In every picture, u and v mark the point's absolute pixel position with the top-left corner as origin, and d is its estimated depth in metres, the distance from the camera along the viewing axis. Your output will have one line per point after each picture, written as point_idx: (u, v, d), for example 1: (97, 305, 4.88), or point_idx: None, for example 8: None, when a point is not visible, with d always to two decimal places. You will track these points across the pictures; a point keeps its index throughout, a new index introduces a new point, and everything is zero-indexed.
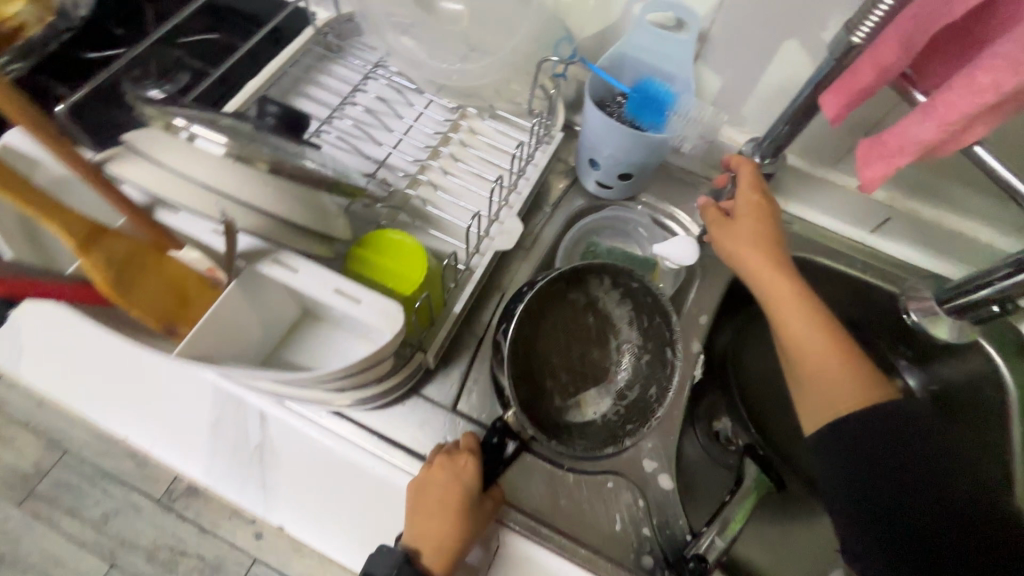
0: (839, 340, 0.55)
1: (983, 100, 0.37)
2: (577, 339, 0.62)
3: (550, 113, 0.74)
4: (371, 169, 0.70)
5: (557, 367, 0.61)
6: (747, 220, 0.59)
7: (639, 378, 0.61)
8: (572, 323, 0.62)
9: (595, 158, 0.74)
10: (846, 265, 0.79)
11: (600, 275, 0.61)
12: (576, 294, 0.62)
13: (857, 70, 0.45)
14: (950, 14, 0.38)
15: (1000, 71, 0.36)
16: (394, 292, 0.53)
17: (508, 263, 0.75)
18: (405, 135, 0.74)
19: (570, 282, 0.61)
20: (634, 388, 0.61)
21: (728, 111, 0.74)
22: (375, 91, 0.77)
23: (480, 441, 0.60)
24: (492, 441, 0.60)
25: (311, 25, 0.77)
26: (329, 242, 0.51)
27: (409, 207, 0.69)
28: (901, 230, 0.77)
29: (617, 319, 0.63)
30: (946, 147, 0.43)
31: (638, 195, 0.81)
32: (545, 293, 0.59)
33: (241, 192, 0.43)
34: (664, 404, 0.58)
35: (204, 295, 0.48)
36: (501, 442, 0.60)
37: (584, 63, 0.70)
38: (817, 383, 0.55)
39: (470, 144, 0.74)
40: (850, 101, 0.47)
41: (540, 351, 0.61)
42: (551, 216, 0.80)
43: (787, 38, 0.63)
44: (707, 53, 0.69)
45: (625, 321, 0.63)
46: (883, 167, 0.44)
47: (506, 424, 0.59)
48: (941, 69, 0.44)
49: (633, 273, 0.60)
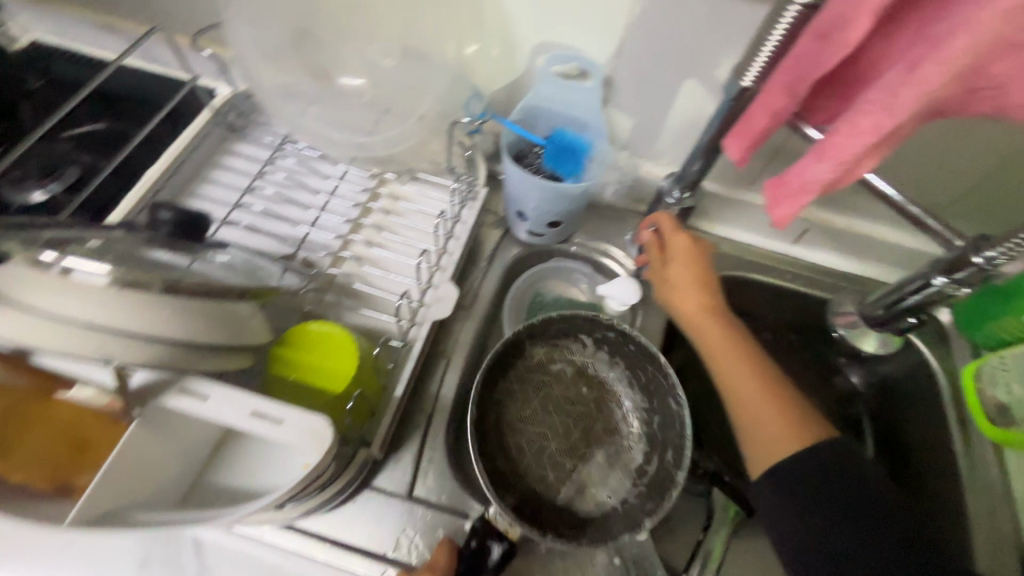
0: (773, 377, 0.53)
1: (868, 141, 0.39)
2: (574, 410, 0.66)
3: (471, 170, 0.74)
4: (291, 253, 0.67)
5: (560, 455, 0.64)
6: (677, 263, 0.59)
7: (655, 446, 0.64)
8: (567, 395, 0.67)
9: (522, 210, 0.74)
10: (775, 277, 0.83)
11: (579, 338, 0.69)
12: (563, 365, 0.68)
13: (751, 115, 0.47)
14: (823, 64, 0.40)
15: (877, 116, 0.38)
16: (324, 392, 0.50)
17: (449, 326, 0.73)
18: (323, 211, 0.71)
19: (545, 349, 0.68)
20: (652, 461, 0.63)
21: (644, 147, 0.76)
22: (286, 167, 0.74)
23: (458, 547, 0.56)
24: (472, 545, 0.55)
25: (208, 106, 0.73)
26: (244, 351, 0.49)
27: (335, 286, 0.66)
28: (819, 239, 0.81)
29: (612, 384, 0.68)
30: (843, 181, 0.45)
31: (572, 236, 0.81)
32: (524, 372, 0.67)
33: (130, 323, 0.38)
34: (682, 468, 0.59)
35: (103, 433, 0.42)
36: (483, 547, 0.55)
37: (497, 119, 0.70)
38: (758, 424, 0.50)
39: (393, 211, 0.72)
40: (750, 143, 0.48)
41: (534, 435, 0.64)
42: (488, 269, 0.78)
43: (687, 78, 0.65)
44: (614, 97, 0.70)
45: (621, 383, 0.68)
46: (790, 206, 0.46)
47: (486, 522, 0.56)
48: (827, 106, 0.46)
49: (605, 326, 0.67)
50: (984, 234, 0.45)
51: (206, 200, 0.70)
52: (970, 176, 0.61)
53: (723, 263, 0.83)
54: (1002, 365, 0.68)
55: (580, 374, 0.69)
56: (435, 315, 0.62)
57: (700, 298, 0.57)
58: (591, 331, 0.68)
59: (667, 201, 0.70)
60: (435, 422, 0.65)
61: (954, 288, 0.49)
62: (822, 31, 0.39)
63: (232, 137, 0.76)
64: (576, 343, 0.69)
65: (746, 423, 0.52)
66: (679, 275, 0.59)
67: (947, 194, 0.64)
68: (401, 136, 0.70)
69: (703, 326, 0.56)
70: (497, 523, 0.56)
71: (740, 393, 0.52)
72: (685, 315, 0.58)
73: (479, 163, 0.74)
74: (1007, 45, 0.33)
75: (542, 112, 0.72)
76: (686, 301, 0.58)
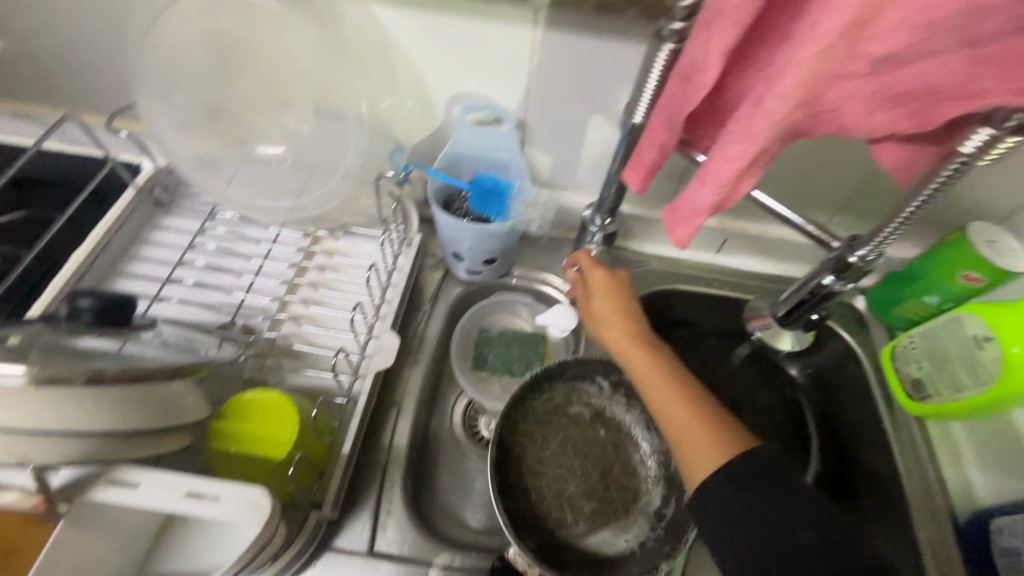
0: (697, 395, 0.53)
1: (737, 166, 0.43)
2: (593, 453, 0.72)
3: (404, 219, 0.76)
4: (227, 322, 0.67)
5: (578, 497, 0.68)
6: (598, 296, 0.62)
7: (671, 489, 0.69)
8: (587, 438, 0.72)
9: (457, 251, 0.76)
10: (705, 286, 0.88)
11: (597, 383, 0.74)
12: (579, 407, 0.74)
13: (642, 149, 0.51)
14: (689, 103, 0.44)
15: (740, 144, 0.42)
16: (267, 458, 0.50)
17: (398, 373, 0.74)
18: (257, 276, 0.71)
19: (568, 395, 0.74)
20: (669, 503, 0.69)
21: (566, 179, 0.80)
22: (217, 236, 0.74)
23: None
24: None
25: (131, 185, 0.72)
26: (178, 431, 0.49)
27: (276, 349, 0.66)
28: (739, 247, 0.87)
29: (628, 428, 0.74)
30: (730, 200, 0.49)
31: (511, 269, 0.84)
32: (542, 416, 0.72)
33: (48, 422, 0.38)
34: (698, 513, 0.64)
35: (32, 536, 0.40)
36: None
37: (422, 168, 0.73)
38: (687, 437, 0.50)
39: (329, 267, 0.73)
40: (646, 174, 0.52)
41: (554, 477, 0.69)
42: (432, 311, 0.80)
43: (592, 115, 0.70)
44: (530, 137, 0.75)
45: (636, 427, 0.74)
46: (687, 228, 0.49)
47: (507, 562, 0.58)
48: (707, 134, 0.51)
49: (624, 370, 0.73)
50: (855, 234, 0.51)
51: (136, 279, 0.69)
52: (845, 188, 0.68)
53: (657, 277, 0.88)
54: (912, 343, 0.74)
55: (597, 417, 0.74)
56: (378, 366, 0.63)
57: (623, 325, 0.59)
58: (608, 375, 0.74)
59: (591, 230, 0.75)
60: (391, 473, 0.65)
61: (842, 284, 0.53)
62: (685, 74, 0.44)
63: (160, 212, 0.76)
64: (592, 385, 0.75)
65: (676, 439, 0.51)
66: (603, 307, 0.61)
67: (830, 205, 0.71)
68: (331, 193, 0.72)
69: (628, 350, 0.58)
70: (517, 563, 0.58)
71: (668, 412, 0.52)
72: (612, 343, 0.60)
73: (412, 212, 0.76)
74: (830, 78, 0.37)
75: (465, 158, 0.76)
76: (611, 330, 0.60)
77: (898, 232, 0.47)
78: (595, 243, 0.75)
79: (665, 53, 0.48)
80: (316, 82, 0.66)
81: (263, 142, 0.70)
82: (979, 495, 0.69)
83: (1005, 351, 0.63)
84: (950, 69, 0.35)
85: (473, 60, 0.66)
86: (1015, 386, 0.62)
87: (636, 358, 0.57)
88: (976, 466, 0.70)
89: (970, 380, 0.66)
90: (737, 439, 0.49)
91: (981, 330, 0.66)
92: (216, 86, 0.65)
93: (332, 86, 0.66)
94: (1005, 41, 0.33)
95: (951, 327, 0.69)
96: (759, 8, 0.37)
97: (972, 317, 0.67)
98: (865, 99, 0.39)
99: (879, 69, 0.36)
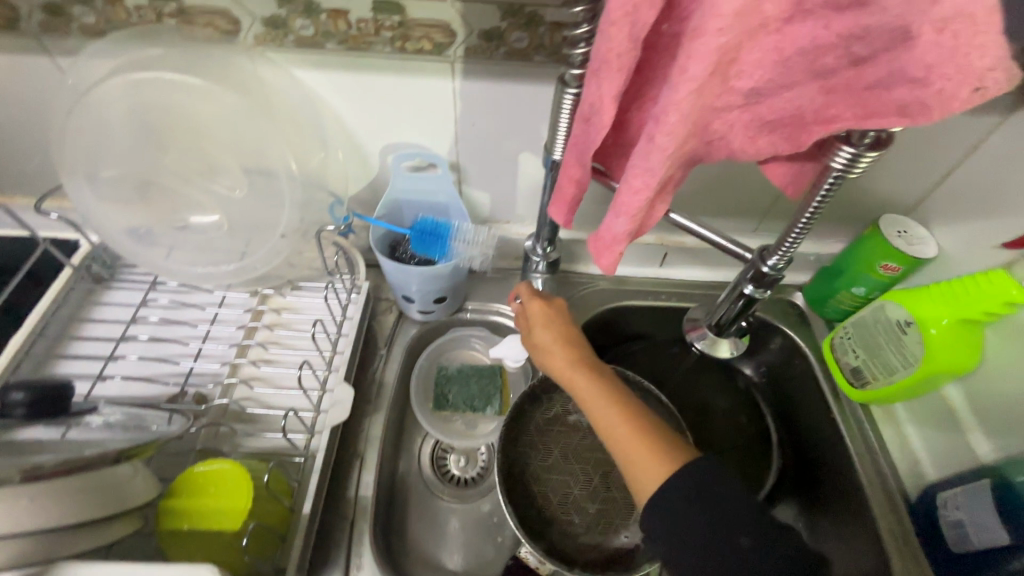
0: (637, 411, 0.55)
1: (644, 195, 0.46)
2: (595, 456, 0.74)
3: (351, 268, 0.78)
4: (176, 392, 0.66)
5: (583, 499, 0.71)
6: (539, 326, 0.65)
7: None
8: (587, 442, 0.75)
9: (407, 294, 0.77)
10: (654, 300, 0.91)
11: None
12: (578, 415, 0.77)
13: (561, 185, 0.54)
14: (593, 141, 0.47)
15: (642, 176, 0.45)
16: (222, 529, 0.50)
17: (359, 422, 0.74)
18: (205, 342, 0.71)
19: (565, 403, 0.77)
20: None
21: (506, 213, 0.83)
22: (160, 306, 0.74)
23: None
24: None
25: (67, 264, 0.71)
26: (125, 515, 0.47)
27: (229, 415, 0.65)
28: (680, 258, 0.91)
29: None
30: (647, 224, 0.52)
31: (464, 303, 0.85)
32: (542, 426, 0.75)
33: None
34: None
35: None
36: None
37: (361, 217, 0.74)
38: (631, 455, 0.52)
39: (279, 324, 0.74)
40: (569, 208, 0.55)
41: (557, 483, 0.72)
42: (388, 356, 0.80)
43: (521, 151, 0.73)
44: (466, 177, 0.77)
45: None
46: (611, 254, 0.52)
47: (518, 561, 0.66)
48: (620, 164, 0.54)
49: None
50: (764, 245, 0.55)
51: (77, 360, 0.68)
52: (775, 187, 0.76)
53: (607, 296, 0.91)
54: (846, 334, 0.78)
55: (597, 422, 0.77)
56: (334, 419, 0.63)
57: (566, 352, 0.61)
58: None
59: (534, 260, 0.77)
60: (360, 526, 0.65)
61: (762, 292, 0.57)
62: (585, 116, 0.47)
63: (100, 288, 0.75)
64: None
65: (622, 457, 0.53)
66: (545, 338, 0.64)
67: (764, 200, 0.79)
68: (269, 250, 0.72)
69: (571, 377, 0.60)
70: (529, 561, 0.66)
71: (612, 432, 0.54)
72: (558, 372, 0.61)
73: (359, 260, 0.78)
74: (709, 112, 0.41)
75: (404, 203, 0.77)
76: (555, 359, 0.62)
77: (800, 240, 0.51)
78: (540, 272, 0.78)
79: (568, 95, 0.51)
80: (241, 146, 0.66)
81: (196, 212, 0.70)
82: (926, 472, 0.72)
83: (925, 332, 0.67)
84: (808, 97, 0.39)
85: (399, 112, 0.68)
86: (938, 364, 0.67)
87: (580, 382, 0.59)
88: (920, 445, 0.74)
89: (899, 363, 0.71)
90: (677, 451, 0.51)
91: (902, 315, 0.70)
92: (144, 161, 0.66)
93: (256, 148, 0.66)
94: (846, 71, 0.37)
95: (877, 314, 0.74)
96: (637, 56, 0.41)
97: (893, 304, 0.72)
98: (744, 126, 0.42)
99: (751, 100, 0.40)
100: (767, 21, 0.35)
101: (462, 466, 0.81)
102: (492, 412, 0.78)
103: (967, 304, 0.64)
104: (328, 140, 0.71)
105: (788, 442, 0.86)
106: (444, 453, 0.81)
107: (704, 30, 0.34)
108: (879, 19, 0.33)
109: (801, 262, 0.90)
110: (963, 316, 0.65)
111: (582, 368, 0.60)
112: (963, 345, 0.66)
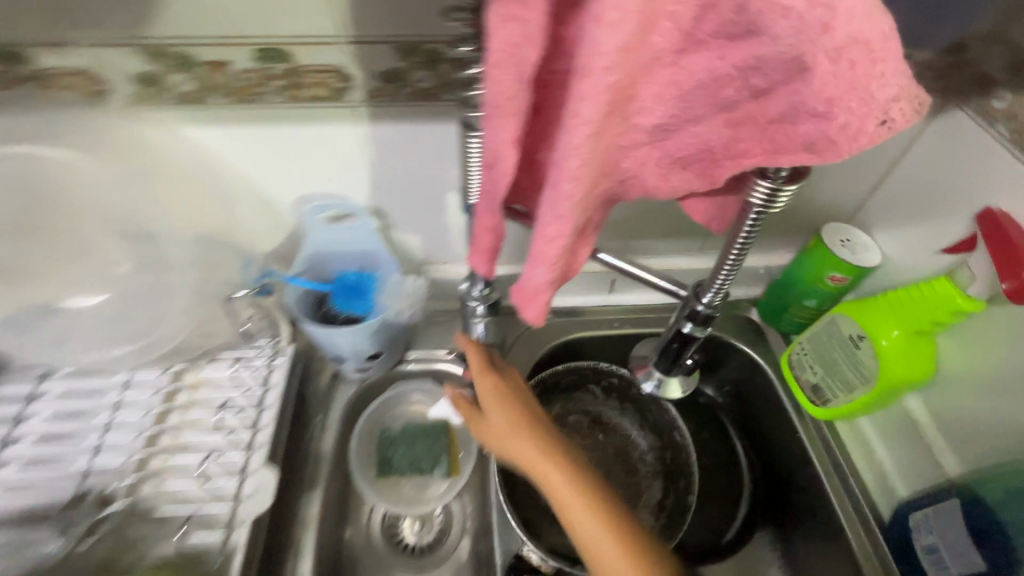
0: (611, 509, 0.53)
1: (560, 243, 0.42)
2: (593, 455, 0.81)
3: (273, 328, 0.72)
4: (70, 498, 0.58)
5: None
6: (494, 409, 0.60)
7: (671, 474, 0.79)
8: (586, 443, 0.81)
9: (335, 354, 0.71)
10: (607, 328, 0.86)
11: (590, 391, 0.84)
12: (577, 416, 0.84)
13: (477, 234, 0.49)
14: (499, 188, 0.42)
15: (554, 224, 0.40)
16: None
17: (294, 502, 0.67)
18: (107, 436, 0.62)
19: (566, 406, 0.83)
20: (668, 490, 0.79)
21: (440, 254, 0.78)
22: (51, 399, 0.64)
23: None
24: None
25: None
26: None
27: (135, 516, 0.59)
28: (629, 282, 0.87)
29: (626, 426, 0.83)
30: (572, 268, 0.48)
31: (405, 353, 0.79)
32: None
33: None
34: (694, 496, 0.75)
35: None
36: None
37: (278, 276, 0.68)
38: (606, 557, 0.51)
39: (195, 404, 0.66)
40: (489, 256, 0.51)
41: None
42: (325, 421, 0.74)
43: (445, 191, 0.68)
44: (391, 222, 0.72)
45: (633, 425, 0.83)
46: (537, 305, 0.47)
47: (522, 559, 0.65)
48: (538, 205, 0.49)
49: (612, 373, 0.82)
50: (698, 282, 0.53)
51: None
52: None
53: (558, 329, 0.87)
54: (803, 349, 0.75)
55: (594, 423, 0.84)
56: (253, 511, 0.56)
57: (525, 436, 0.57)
58: (598, 382, 0.84)
59: (472, 304, 0.71)
60: None
61: (702, 329, 0.54)
62: (488, 161, 0.42)
63: None
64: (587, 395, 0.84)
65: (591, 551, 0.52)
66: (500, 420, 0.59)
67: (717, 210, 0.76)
68: (174, 323, 0.66)
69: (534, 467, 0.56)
70: (531, 560, 0.65)
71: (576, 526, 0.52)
72: (522, 463, 0.57)
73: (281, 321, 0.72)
74: (614, 153, 0.37)
75: (327, 256, 0.71)
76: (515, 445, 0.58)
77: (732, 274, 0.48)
78: (480, 315, 0.72)
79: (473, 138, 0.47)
80: (132, 213, 0.62)
81: (85, 291, 0.64)
82: (896, 490, 0.69)
83: (877, 345, 0.65)
84: (715, 131, 0.36)
85: (306, 162, 0.63)
86: (894, 379, 0.64)
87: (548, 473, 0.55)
88: (887, 461, 0.71)
89: (856, 379, 0.68)
90: (654, 556, 0.51)
91: (854, 329, 0.68)
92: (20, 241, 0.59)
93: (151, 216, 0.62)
94: (749, 104, 0.34)
95: (830, 329, 0.71)
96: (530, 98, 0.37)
97: (844, 318, 0.69)
98: (656, 164, 0.39)
99: (656, 137, 0.36)
100: (659, 54, 0.31)
101: (416, 531, 0.74)
102: (439, 473, 0.72)
103: (916, 315, 0.62)
104: (230, 197, 0.65)
105: (761, 470, 0.81)
106: (395, 521, 0.75)
107: (590, 70, 0.30)
108: (773, 49, 0.31)
109: (751, 276, 0.87)
110: (912, 327, 0.63)
111: (546, 456, 0.56)
112: (917, 356, 0.64)
